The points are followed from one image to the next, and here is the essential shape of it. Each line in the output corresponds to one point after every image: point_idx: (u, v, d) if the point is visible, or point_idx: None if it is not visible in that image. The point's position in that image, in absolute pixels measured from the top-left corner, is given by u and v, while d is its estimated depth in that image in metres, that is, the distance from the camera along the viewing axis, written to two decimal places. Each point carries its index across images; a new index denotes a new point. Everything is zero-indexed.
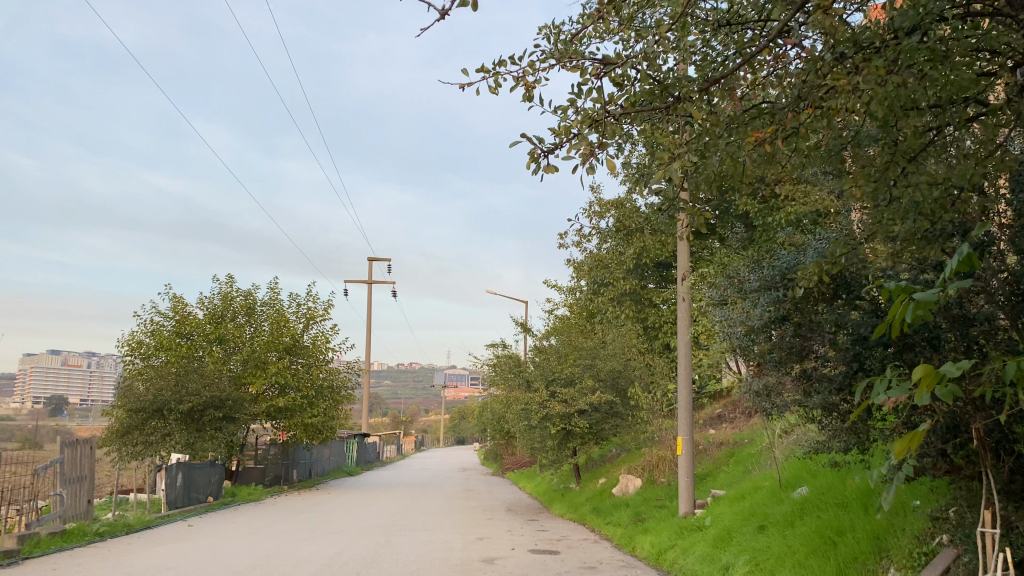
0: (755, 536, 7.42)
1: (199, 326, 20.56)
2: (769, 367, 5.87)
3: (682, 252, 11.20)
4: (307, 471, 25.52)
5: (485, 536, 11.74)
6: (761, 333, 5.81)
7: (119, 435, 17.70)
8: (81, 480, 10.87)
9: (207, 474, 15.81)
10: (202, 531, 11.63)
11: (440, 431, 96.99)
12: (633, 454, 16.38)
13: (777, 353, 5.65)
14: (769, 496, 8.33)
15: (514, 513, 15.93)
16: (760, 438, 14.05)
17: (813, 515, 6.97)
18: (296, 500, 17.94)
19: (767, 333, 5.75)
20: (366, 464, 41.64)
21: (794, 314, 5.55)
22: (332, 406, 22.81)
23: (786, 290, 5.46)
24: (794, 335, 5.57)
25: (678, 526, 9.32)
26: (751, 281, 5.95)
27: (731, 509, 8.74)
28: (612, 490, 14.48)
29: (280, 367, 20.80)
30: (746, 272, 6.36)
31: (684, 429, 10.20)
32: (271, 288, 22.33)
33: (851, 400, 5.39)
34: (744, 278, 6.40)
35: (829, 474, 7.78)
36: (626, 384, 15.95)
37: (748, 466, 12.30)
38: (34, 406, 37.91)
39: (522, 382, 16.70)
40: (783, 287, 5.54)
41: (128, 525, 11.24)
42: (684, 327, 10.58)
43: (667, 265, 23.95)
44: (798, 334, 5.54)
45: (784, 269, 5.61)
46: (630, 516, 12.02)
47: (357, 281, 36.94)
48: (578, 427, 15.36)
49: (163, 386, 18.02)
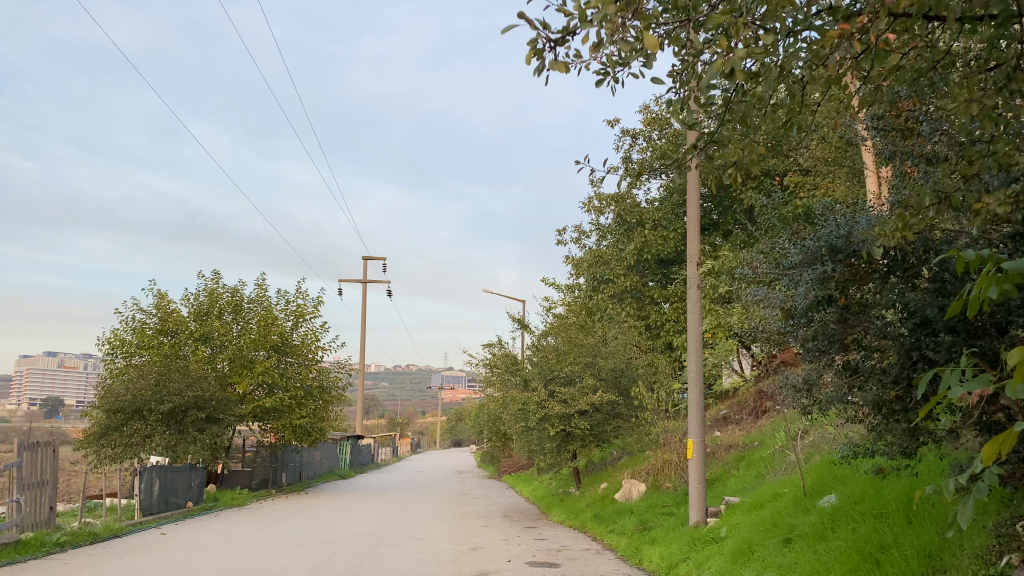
0: (779, 551, 6.63)
1: (183, 323, 19.76)
2: (809, 357, 5.02)
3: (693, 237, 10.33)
4: (297, 474, 24.73)
5: (479, 546, 10.96)
6: (800, 317, 4.89)
7: (98, 437, 16.88)
8: (41, 487, 10.06)
9: (188, 478, 15.00)
10: (174, 540, 10.83)
11: (437, 433, 96.28)
12: (636, 457, 15.59)
13: (819, 342, 4.80)
14: (792, 505, 7.54)
15: (511, 520, 15.14)
16: (772, 440, 13.30)
17: (847, 527, 6.18)
18: (283, 506, 17.14)
19: (808, 317, 4.83)
20: (361, 467, 40.93)
21: (841, 294, 4.65)
22: (321, 406, 21.96)
23: (834, 266, 4.52)
24: (839, 319, 4.69)
25: (690, 536, 8.54)
26: (789, 254, 4.98)
27: (749, 519, 7.96)
28: (614, 496, 13.71)
29: (267, 366, 19.95)
30: (784, 244, 5.40)
31: (694, 431, 9.46)
32: (259, 285, 21.53)
33: (907, 397, 4.63)
34: (782, 251, 5.44)
35: (862, 481, 7.00)
36: (628, 383, 15.19)
37: (761, 471, 11.54)
38: (29, 408, 37.43)
39: (518, 382, 15.89)
40: (829, 261, 4.59)
41: (94, 534, 10.44)
42: (694, 320, 9.79)
43: (669, 262, 23.22)
44: (844, 319, 4.67)
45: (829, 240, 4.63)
46: (635, 524, 11.26)
47: (352, 281, 36.26)
48: (578, 428, 14.57)
49: (143, 385, 17.19)
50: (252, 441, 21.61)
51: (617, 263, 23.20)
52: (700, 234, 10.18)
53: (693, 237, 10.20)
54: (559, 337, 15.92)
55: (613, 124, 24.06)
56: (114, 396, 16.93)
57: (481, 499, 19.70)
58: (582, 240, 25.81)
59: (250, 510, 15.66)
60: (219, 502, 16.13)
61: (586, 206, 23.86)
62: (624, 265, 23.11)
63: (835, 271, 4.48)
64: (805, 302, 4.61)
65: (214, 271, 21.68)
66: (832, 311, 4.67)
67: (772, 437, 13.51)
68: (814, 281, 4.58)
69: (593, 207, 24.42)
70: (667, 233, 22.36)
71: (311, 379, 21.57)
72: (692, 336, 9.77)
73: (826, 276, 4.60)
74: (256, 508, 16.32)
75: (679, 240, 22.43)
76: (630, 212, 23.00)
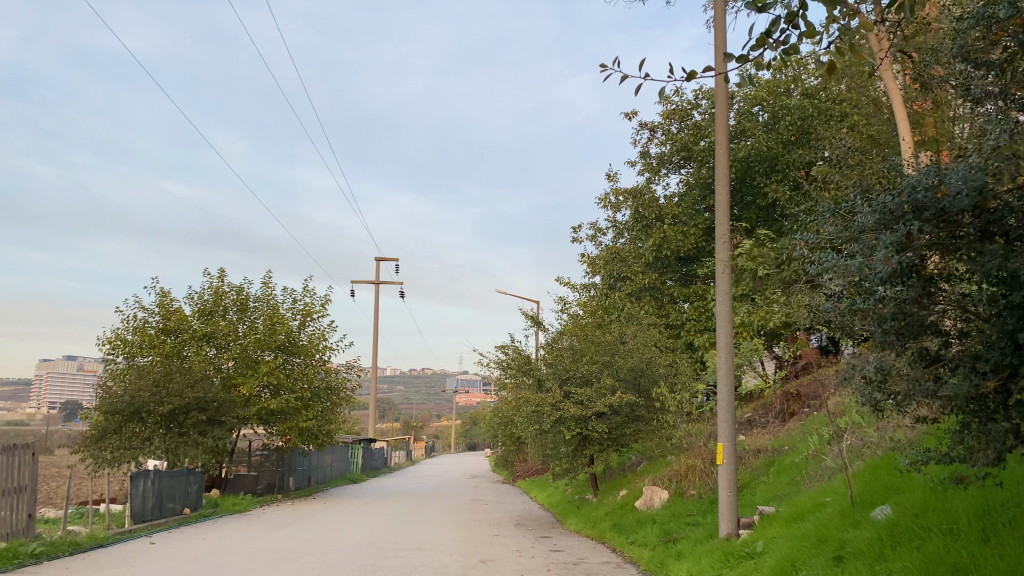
0: (829, 570, 5.81)
1: (186, 321, 19.09)
2: (882, 339, 4.33)
3: (722, 215, 9.47)
4: (306, 479, 24.05)
5: (490, 558, 10.20)
6: (874, 290, 4.19)
7: (96, 440, 16.34)
8: (17, 493, 9.42)
9: (185, 483, 14.30)
10: (162, 552, 10.16)
11: (452, 436, 95.61)
12: (657, 462, 14.75)
13: (899, 321, 4.11)
14: (839, 517, 6.73)
15: (524, 528, 14.34)
16: (803, 444, 12.46)
17: (911, 544, 5.35)
18: (286, 512, 16.43)
19: (884, 289, 4.12)
20: (374, 471, 40.31)
21: (926, 260, 3.93)
22: (329, 409, 21.21)
23: (921, 225, 3.77)
24: (922, 290, 3.99)
25: (721, 551, 7.72)
26: (859, 215, 4.26)
27: (788, 533, 7.14)
28: (634, 503, 12.89)
29: (271, 367, 19.21)
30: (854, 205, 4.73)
31: (724, 435, 8.68)
32: (265, 283, 20.84)
33: (1005, 384, 4.02)
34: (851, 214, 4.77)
35: (922, 491, 6.17)
36: (649, 384, 14.35)
37: (795, 477, 10.72)
38: (46, 412, 37.39)
39: (531, 383, 15.02)
40: (910, 220, 3.85)
41: (75, 544, 9.79)
42: (723, 314, 8.98)
43: (689, 260, 22.39)
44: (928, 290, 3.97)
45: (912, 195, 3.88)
46: (659, 535, 10.44)
47: (365, 282, 35.73)
48: (596, 432, 13.76)
49: (142, 386, 16.56)
50: (258, 444, 20.93)
51: (635, 261, 22.40)
52: (731, 219, 9.35)
53: (724, 221, 9.36)
54: (574, 335, 15.09)
55: (631, 117, 23.34)
56: (112, 397, 16.33)
57: (493, 506, 18.88)
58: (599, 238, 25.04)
59: (252, 517, 14.97)
60: (220, 508, 15.45)
61: (602, 202, 23.11)
62: (643, 263, 22.30)
63: (919, 231, 3.74)
64: (884, 270, 3.86)
65: (219, 269, 21.05)
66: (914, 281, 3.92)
67: (804, 441, 12.66)
68: (894, 245, 3.83)
69: (610, 203, 23.64)
70: (687, 229, 21.57)
71: (317, 381, 20.78)
72: (722, 331, 8.99)
73: (907, 239, 3.86)
74: (258, 514, 15.62)
75: (699, 237, 21.69)
76: (648, 207, 22.48)
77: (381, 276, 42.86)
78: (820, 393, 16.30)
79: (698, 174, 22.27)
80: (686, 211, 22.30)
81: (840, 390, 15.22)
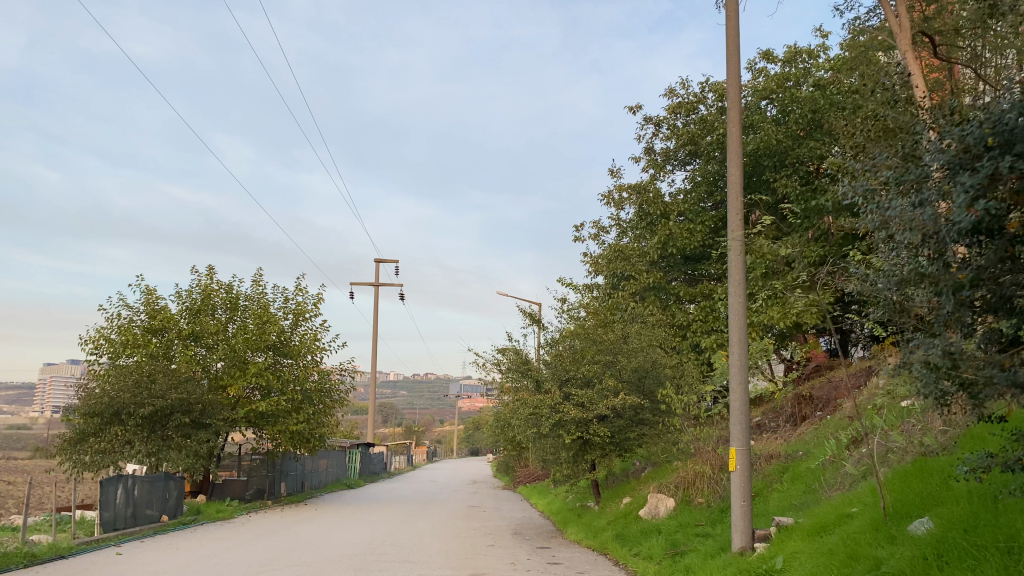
0: None
1: (173, 321, 18.35)
2: (953, 306, 4.15)
3: (734, 193, 8.66)
4: (299, 484, 23.27)
5: (481, 572, 9.44)
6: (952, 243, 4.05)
7: (74, 443, 15.60)
8: None
9: (161, 489, 13.49)
10: (127, 564, 9.44)
11: (454, 442, 94.82)
12: (662, 468, 13.98)
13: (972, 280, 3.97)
14: (870, 532, 5.96)
15: (522, 538, 13.58)
16: (819, 449, 11.70)
17: (964, 567, 4.60)
18: (273, 519, 15.69)
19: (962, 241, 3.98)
20: (372, 476, 39.53)
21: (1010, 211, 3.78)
22: (321, 412, 20.48)
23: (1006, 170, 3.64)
24: (1000, 246, 3.85)
25: (736, 568, 6.95)
26: (936, 164, 4.15)
27: (811, 549, 6.39)
28: (638, 512, 12.13)
29: (261, 368, 18.47)
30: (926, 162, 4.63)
31: (737, 440, 7.90)
32: (256, 281, 20.13)
33: None
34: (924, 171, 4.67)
35: (970, 503, 5.40)
36: (654, 385, 13.58)
37: (812, 485, 9.96)
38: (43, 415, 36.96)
39: (529, 384, 14.21)
40: (995, 165, 3.72)
41: (31, 557, 9.09)
42: (736, 309, 8.17)
43: (695, 258, 21.66)
44: (1005, 245, 3.83)
45: (1000, 136, 3.75)
46: (665, 548, 9.68)
47: (363, 283, 35.11)
48: (598, 436, 13.00)
49: (123, 387, 15.79)
50: (248, 448, 20.19)
51: (639, 260, 21.67)
52: (744, 205, 8.50)
53: (735, 205, 8.50)
54: (575, 333, 14.30)
55: (634, 112, 22.67)
56: (91, 398, 15.59)
57: (491, 513, 18.12)
58: (601, 236, 24.32)
59: (236, 526, 14.21)
60: (202, 515, 14.70)
61: (605, 198, 22.40)
62: (647, 261, 21.57)
63: (1005, 170, 3.61)
64: (967, 215, 3.72)
65: (208, 266, 20.32)
66: (999, 233, 3.80)
67: (819, 446, 11.91)
68: (978, 189, 3.72)
69: (613, 201, 22.94)
70: (693, 226, 20.87)
71: (309, 382, 20.03)
72: (734, 328, 8.18)
73: (990, 185, 3.73)
74: (243, 521, 14.88)
75: (706, 234, 21.03)
76: (653, 204, 21.81)
77: (380, 276, 42.25)
78: (833, 396, 15.53)
79: (704, 170, 21.67)
80: (692, 208, 21.61)
81: (855, 392, 14.48)
